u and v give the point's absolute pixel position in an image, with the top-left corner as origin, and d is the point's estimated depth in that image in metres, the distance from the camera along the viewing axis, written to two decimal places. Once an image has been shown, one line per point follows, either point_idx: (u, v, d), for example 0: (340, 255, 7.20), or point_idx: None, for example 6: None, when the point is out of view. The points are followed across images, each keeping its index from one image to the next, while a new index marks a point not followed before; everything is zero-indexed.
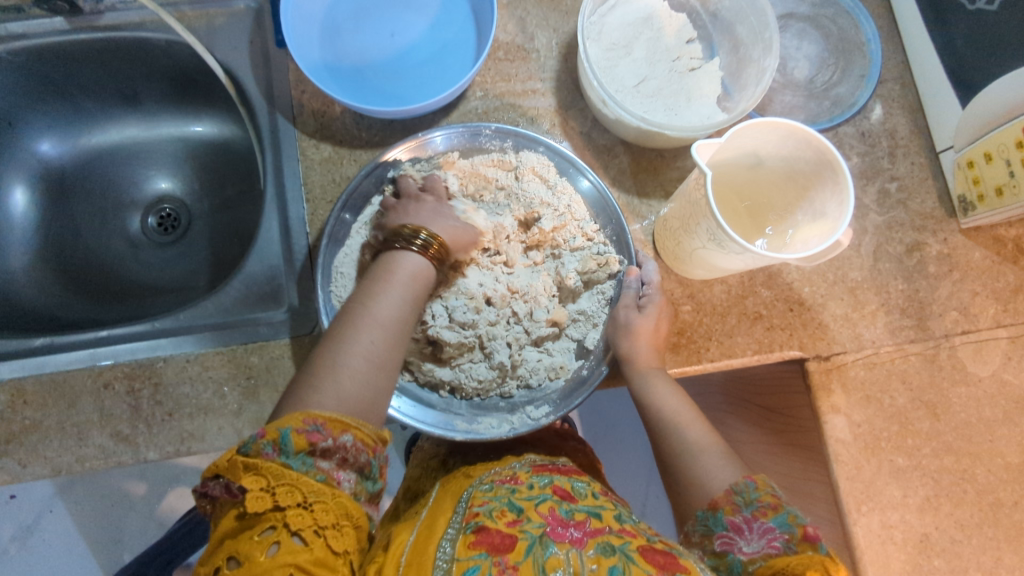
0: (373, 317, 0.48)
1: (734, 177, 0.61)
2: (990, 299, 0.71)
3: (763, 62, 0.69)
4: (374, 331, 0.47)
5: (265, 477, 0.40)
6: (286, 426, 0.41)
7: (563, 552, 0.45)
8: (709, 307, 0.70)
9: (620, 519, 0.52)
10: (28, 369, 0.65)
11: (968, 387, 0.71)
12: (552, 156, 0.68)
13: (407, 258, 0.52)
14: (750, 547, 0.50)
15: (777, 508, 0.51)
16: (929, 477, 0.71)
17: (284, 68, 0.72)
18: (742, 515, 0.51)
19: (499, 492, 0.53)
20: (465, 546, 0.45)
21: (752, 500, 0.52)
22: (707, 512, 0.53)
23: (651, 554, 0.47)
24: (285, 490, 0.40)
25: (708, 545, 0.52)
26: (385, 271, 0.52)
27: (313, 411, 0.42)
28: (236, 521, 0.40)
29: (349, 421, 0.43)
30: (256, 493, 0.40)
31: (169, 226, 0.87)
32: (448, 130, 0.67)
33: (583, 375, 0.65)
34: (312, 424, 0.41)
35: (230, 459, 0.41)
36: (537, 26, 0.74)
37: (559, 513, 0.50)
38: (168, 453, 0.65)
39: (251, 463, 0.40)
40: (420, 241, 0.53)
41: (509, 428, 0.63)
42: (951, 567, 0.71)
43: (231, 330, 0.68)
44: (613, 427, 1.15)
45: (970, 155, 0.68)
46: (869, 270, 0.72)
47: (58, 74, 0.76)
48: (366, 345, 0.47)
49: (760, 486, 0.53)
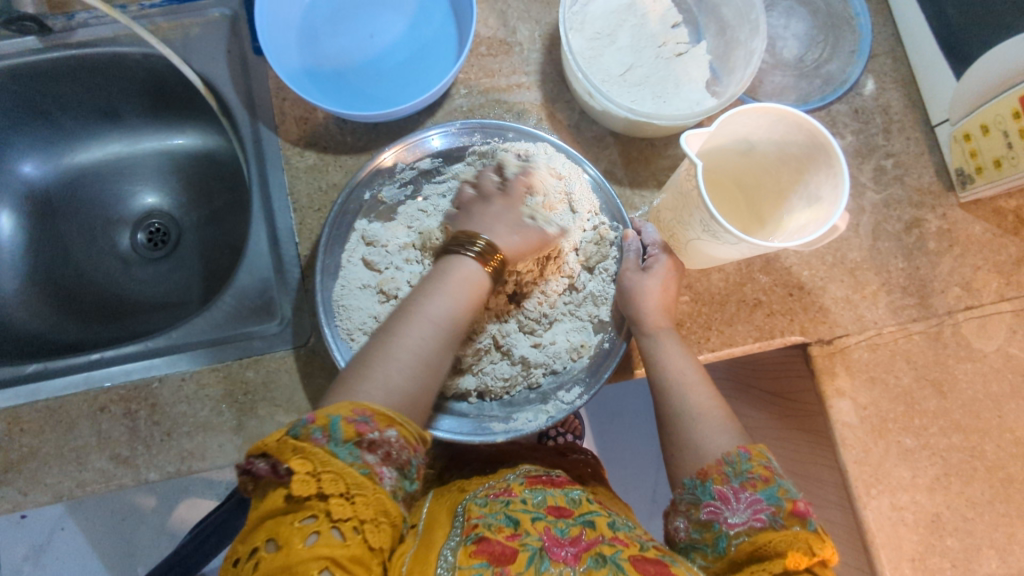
0: (428, 319, 0.50)
1: (728, 163, 0.60)
2: (993, 273, 0.70)
3: (750, 44, 0.67)
4: (425, 329, 0.49)
5: (311, 461, 0.39)
6: (337, 414, 0.41)
7: (557, 569, 0.45)
8: (708, 295, 0.69)
9: (614, 527, 0.52)
10: (23, 397, 0.65)
11: (973, 363, 0.70)
12: (524, 139, 0.67)
13: (466, 263, 0.53)
14: (735, 518, 0.49)
15: (767, 479, 0.50)
16: (938, 457, 0.70)
17: (263, 75, 0.71)
18: (730, 486, 0.50)
19: (494, 506, 0.52)
20: (466, 555, 0.45)
21: (743, 471, 0.50)
22: (697, 480, 0.52)
23: (641, 564, 0.46)
24: (331, 476, 0.39)
25: (695, 513, 0.51)
26: (442, 275, 0.53)
27: (364, 403, 0.43)
28: (281, 502, 0.39)
29: (394, 416, 0.43)
30: (301, 475, 0.39)
31: (159, 241, 0.86)
32: (422, 133, 0.66)
33: (605, 348, 0.65)
34: (360, 415, 0.42)
35: (279, 440, 0.41)
36: (519, 19, 0.73)
37: (555, 531, 0.49)
38: (169, 473, 0.64)
39: (299, 446, 0.40)
40: (478, 248, 0.54)
41: (547, 417, 0.62)
42: (964, 545, 0.71)
43: (225, 346, 0.67)
44: (618, 418, 1.15)
45: (967, 127, 0.67)
46: (868, 250, 0.71)
47: (36, 94, 0.74)
48: (419, 343, 0.49)
49: (753, 456, 0.51)
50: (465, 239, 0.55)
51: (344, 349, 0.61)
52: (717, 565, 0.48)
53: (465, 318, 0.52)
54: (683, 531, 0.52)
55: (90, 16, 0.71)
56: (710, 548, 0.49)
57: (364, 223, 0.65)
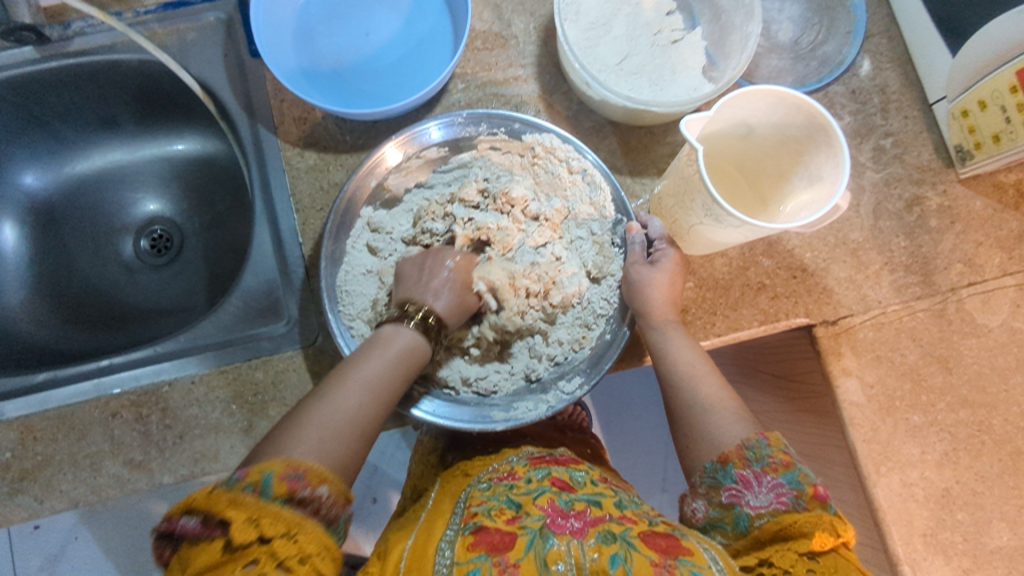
0: (364, 384, 0.50)
1: (728, 147, 0.60)
2: (994, 248, 0.71)
3: (746, 28, 0.67)
4: (363, 398, 0.50)
5: (246, 509, 0.40)
6: (269, 471, 0.42)
7: (563, 542, 0.46)
8: (711, 281, 0.69)
9: (621, 506, 0.52)
10: (35, 405, 0.65)
11: (978, 338, 0.70)
12: (530, 131, 0.67)
13: (402, 327, 0.54)
14: (757, 502, 0.50)
15: (788, 464, 0.51)
16: (946, 432, 0.71)
17: (261, 78, 0.71)
18: (751, 470, 0.51)
19: (496, 490, 0.53)
20: (464, 549, 0.46)
21: (764, 456, 0.51)
22: (717, 464, 0.52)
23: (652, 539, 0.47)
24: (270, 521, 0.40)
25: (714, 496, 0.52)
26: (379, 340, 0.54)
27: (298, 459, 0.44)
28: (218, 554, 0.39)
29: (326, 473, 0.44)
30: (239, 525, 0.40)
31: (162, 247, 0.86)
32: (435, 121, 0.66)
33: (607, 340, 0.65)
34: (293, 471, 0.43)
35: (208, 494, 0.41)
36: (514, 11, 0.73)
37: (558, 504, 0.50)
38: (183, 476, 0.64)
39: (235, 499, 0.40)
40: (421, 314, 0.55)
41: (547, 407, 0.62)
42: (975, 519, 0.71)
43: (233, 348, 0.67)
44: (626, 406, 1.16)
45: (964, 104, 0.67)
46: (870, 230, 0.71)
47: (35, 105, 0.75)
48: (353, 409, 0.49)
49: (772, 441, 0.52)
50: (401, 305, 0.56)
51: (346, 336, 0.62)
52: (739, 543, 0.50)
53: (397, 383, 0.52)
54: (702, 511, 0.53)
55: (86, 24, 0.71)
56: (732, 527, 0.50)
57: (370, 211, 0.66)
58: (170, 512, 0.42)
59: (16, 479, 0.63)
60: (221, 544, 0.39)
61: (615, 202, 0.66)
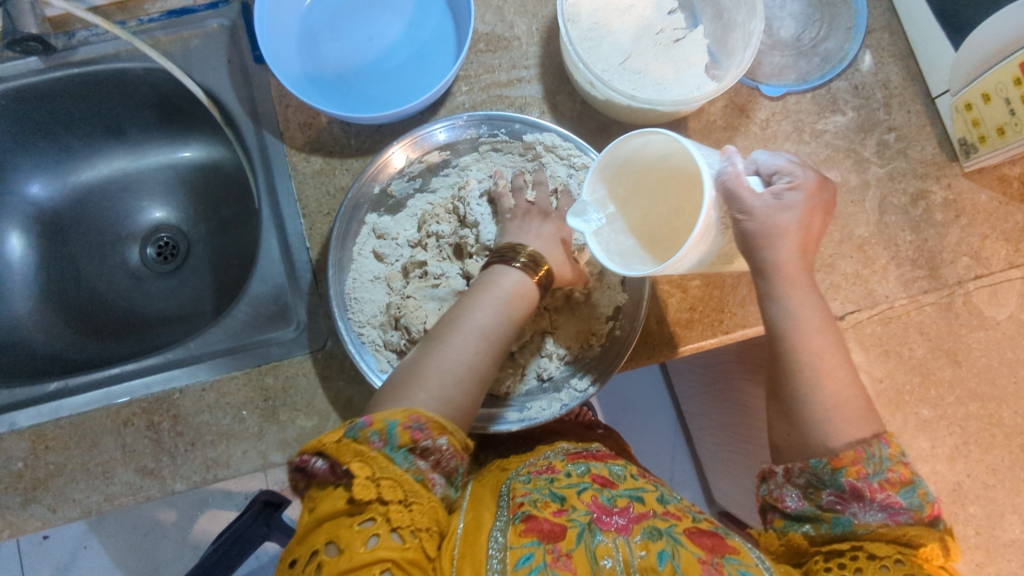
0: (478, 330, 0.50)
1: (654, 202, 0.58)
2: (1000, 241, 0.71)
3: (749, 25, 0.67)
4: (479, 343, 0.50)
5: (371, 465, 0.41)
6: (394, 419, 0.42)
7: (610, 539, 0.47)
8: (719, 279, 0.69)
9: (664, 501, 0.53)
10: (46, 414, 0.65)
11: (986, 331, 0.70)
12: (531, 131, 0.66)
13: (510, 275, 0.54)
14: (864, 513, 0.50)
15: (905, 480, 0.50)
16: (956, 426, 0.71)
17: (266, 84, 0.71)
18: (866, 481, 0.50)
19: (538, 482, 0.53)
20: (516, 534, 0.46)
21: (883, 468, 0.50)
22: (825, 466, 0.51)
23: (698, 537, 0.48)
24: (389, 483, 0.41)
25: (814, 494, 0.52)
26: (489, 285, 0.53)
27: (419, 409, 0.44)
28: (342, 504, 0.40)
29: (446, 424, 0.44)
30: (362, 480, 0.40)
31: (169, 254, 0.86)
32: (445, 122, 0.66)
33: (616, 335, 0.65)
34: (417, 422, 0.43)
35: (338, 442, 0.42)
36: (516, 13, 0.73)
37: (602, 500, 0.50)
38: (195, 482, 0.65)
39: (362, 450, 0.41)
40: (523, 260, 0.55)
41: (561, 406, 0.63)
42: (987, 512, 0.71)
43: (243, 354, 0.67)
44: (633, 406, 1.17)
45: (968, 97, 0.67)
46: (875, 225, 0.71)
47: (40, 114, 0.75)
48: (472, 356, 0.49)
49: (892, 450, 0.51)
50: (511, 252, 0.55)
51: (358, 342, 0.62)
52: (829, 540, 0.51)
53: (509, 328, 0.52)
54: (794, 502, 0.53)
55: (90, 34, 0.71)
56: (827, 526, 0.51)
57: (375, 216, 0.66)
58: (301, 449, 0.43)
59: (29, 488, 0.64)
60: (343, 495, 0.40)
61: None
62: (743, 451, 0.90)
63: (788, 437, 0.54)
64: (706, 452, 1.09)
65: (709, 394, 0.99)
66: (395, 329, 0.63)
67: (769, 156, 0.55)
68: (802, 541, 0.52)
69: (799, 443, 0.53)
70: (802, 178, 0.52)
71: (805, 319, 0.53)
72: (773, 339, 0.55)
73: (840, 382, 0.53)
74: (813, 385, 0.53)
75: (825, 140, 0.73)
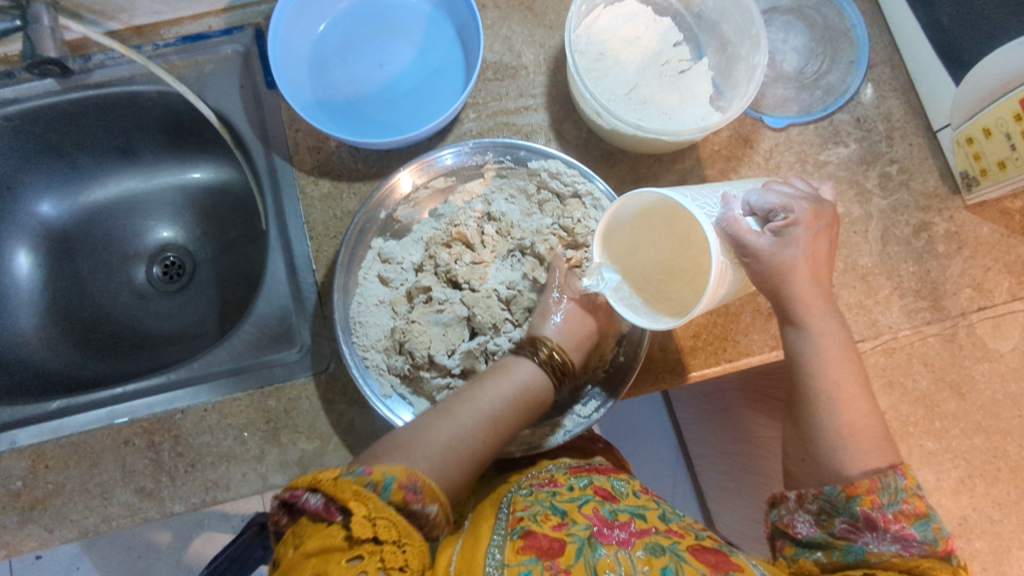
0: (488, 417, 0.53)
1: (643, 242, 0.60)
2: (1003, 273, 0.71)
3: (752, 58, 0.69)
4: (485, 430, 0.52)
5: (367, 505, 0.41)
6: (392, 475, 0.43)
7: (612, 553, 0.47)
8: (722, 307, 0.69)
9: (666, 519, 0.52)
10: (47, 433, 0.65)
11: (990, 363, 0.70)
12: (536, 158, 0.67)
13: (529, 367, 0.58)
14: (877, 543, 0.49)
15: (921, 512, 0.49)
16: (961, 459, 0.70)
17: (277, 109, 0.72)
18: (881, 512, 0.49)
19: (539, 496, 0.53)
20: (514, 551, 0.45)
21: (898, 499, 0.49)
22: (839, 493, 0.51)
23: (702, 554, 0.48)
24: (385, 524, 0.40)
25: (827, 521, 0.51)
26: (506, 371, 0.57)
27: (417, 471, 0.45)
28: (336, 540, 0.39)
29: (439, 492, 0.45)
30: (359, 519, 0.40)
31: (175, 274, 0.87)
32: (455, 147, 0.66)
33: (622, 361, 0.65)
34: (412, 483, 0.44)
35: (335, 481, 0.42)
36: (523, 43, 0.74)
37: (603, 514, 0.51)
38: (194, 504, 0.64)
39: (360, 491, 0.41)
40: (543, 352, 0.59)
41: (564, 430, 0.64)
42: (993, 548, 0.70)
43: (247, 375, 0.67)
44: (634, 431, 1.16)
45: (969, 131, 0.68)
46: (878, 256, 0.71)
47: (53, 135, 0.76)
48: (475, 441, 0.51)
49: (908, 481, 0.50)
50: (535, 344, 0.59)
51: (362, 368, 0.62)
52: (842, 568, 0.50)
53: (517, 422, 0.55)
54: (805, 528, 0.52)
55: (106, 57, 0.73)
56: (839, 554, 0.50)
57: (380, 242, 0.67)
58: (293, 484, 0.43)
59: (26, 508, 0.63)
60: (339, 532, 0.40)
61: None
62: (746, 480, 0.88)
63: (801, 463, 0.54)
64: (708, 481, 1.08)
65: (712, 422, 0.98)
66: (398, 354, 0.63)
67: (760, 194, 0.54)
68: (814, 568, 0.51)
69: (814, 467, 0.53)
70: (797, 212, 0.52)
71: (827, 350, 0.54)
72: (793, 367, 0.55)
73: (858, 411, 0.53)
74: (830, 413, 0.53)
75: (827, 170, 0.73)
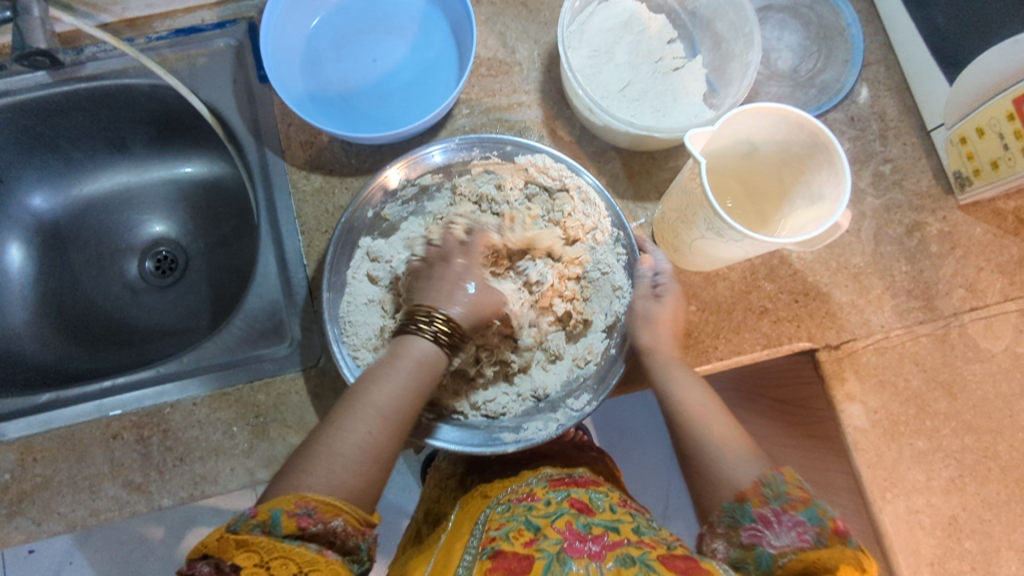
0: (378, 409, 0.50)
1: (729, 165, 0.62)
2: (995, 274, 0.71)
3: (746, 55, 0.68)
4: (372, 420, 0.49)
5: (256, 552, 0.41)
6: (277, 508, 0.43)
7: (581, 566, 0.45)
8: (714, 306, 0.69)
9: (640, 531, 0.52)
10: (36, 426, 0.65)
11: (982, 364, 0.70)
12: (523, 152, 0.67)
13: (418, 343, 0.53)
14: (779, 540, 0.49)
15: (806, 501, 0.50)
16: (952, 458, 0.70)
17: (269, 103, 0.72)
18: (771, 508, 0.50)
19: (515, 512, 0.53)
20: (481, 572, 0.46)
21: (782, 492, 0.51)
22: (735, 503, 0.52)
23: (672, 561, 0.46)
24: (280, 562, 0.41)
25: (734, 537, 0.51)
26: (396, 355, 0.52)
27: (307, 492, 0.44)
28: None
29: (340, 505, 0.45)
30: (250, 567, 0.41)
31: (167, 268, 0.87)
32: (442, 143, 0.67)
33: (613, 353, 0.65)
34: (302, 507, 0.43)
35: (219, 539, 0.42)
36: (517, 39, 0.74)
37: (577, 528, 0.50)
38: (182, 498, 0.64)
39: (243, 539, 0.41)
40: (433, 328, 0.53)
41: (557, 425, 0.62)
42: (983, 547, 0.71)
43: (236, 369, 0.67)
44: (628, 429, 1.16)
45: (962, 130, 0.68)
46: (871, 255, 0.71)
47: (45, 127, 0.76)
48: (363, 436, 0.48)
49: (789, 477, 0.52)
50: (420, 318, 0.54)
51: (351, 366, 0.62)
52: None
53: (414, 408, 0.52)
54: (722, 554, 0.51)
55: (98, 50, 0.73)
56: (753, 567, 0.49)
57: (369, 240, 0.66)
58: (187, 559, 0.43)
59: (13, 501, 0.63)
60: None
61: (612, 217, 0.66)
62: None
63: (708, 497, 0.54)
64: None
65: None
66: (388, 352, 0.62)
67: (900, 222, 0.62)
68: None
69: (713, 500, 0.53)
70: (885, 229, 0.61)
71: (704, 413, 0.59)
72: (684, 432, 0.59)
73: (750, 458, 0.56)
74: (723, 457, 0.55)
75: None
